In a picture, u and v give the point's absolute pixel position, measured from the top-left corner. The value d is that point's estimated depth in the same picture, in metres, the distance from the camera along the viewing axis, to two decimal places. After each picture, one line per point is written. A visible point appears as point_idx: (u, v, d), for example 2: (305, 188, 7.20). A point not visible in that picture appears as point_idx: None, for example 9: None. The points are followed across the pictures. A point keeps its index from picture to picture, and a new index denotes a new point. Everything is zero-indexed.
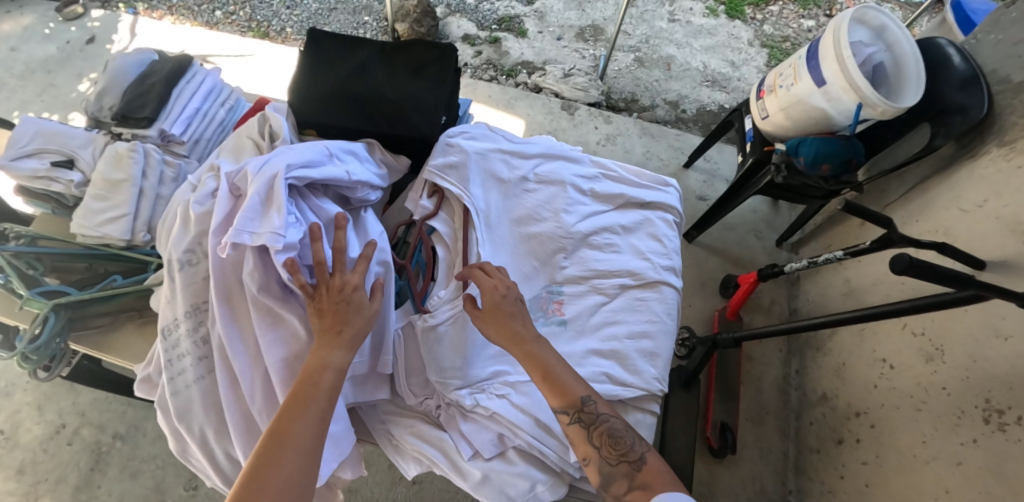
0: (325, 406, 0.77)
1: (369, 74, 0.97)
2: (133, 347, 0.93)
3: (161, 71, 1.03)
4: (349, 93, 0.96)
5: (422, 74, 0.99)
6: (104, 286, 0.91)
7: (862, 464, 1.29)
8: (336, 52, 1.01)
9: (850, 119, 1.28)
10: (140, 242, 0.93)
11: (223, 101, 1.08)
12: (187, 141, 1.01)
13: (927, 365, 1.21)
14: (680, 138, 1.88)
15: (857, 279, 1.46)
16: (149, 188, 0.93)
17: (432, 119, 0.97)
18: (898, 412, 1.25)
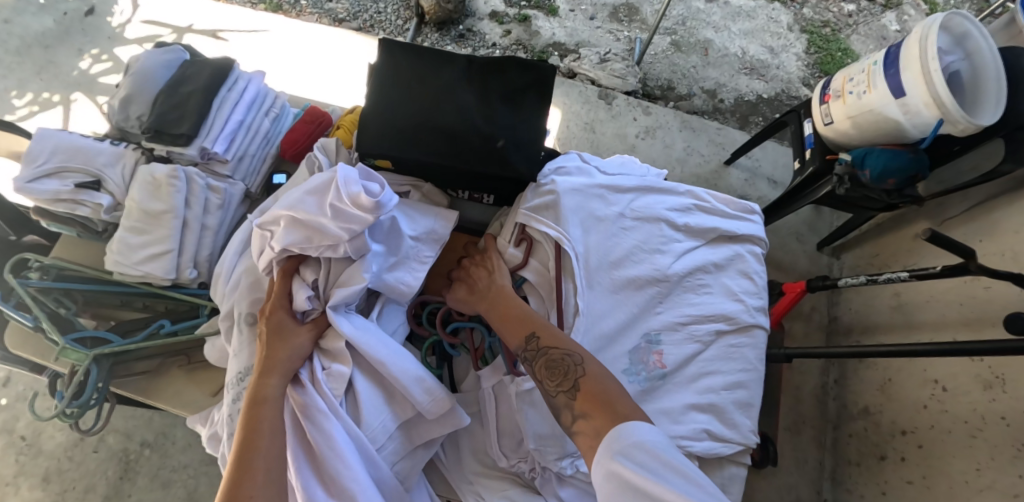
0: (271, 424, 0.80)
1: (457, 101, 0.90)
2: (180, 393, 0.89)
3: (198, 77, 0.91)
4: (438, 125, 0.88)
5: (517, 102, 0.92)
6: (151, 333, 0.85)
7: (908, 484, 1.28)
8: (417, 71, 0.93)
9: (926, 133, 1.23)
10: (186, 279, 0.86)
11: (267, 110, 0.97)
12: (231, 160, 0.91)
13: (984, 392, 1.18)
14: (722, 132, 1.80)
15: (907, 293, 1.41)
16: (193, 219, 0.86)
17: (527, 155, 0.90)
18: (950, 437, 1.22)
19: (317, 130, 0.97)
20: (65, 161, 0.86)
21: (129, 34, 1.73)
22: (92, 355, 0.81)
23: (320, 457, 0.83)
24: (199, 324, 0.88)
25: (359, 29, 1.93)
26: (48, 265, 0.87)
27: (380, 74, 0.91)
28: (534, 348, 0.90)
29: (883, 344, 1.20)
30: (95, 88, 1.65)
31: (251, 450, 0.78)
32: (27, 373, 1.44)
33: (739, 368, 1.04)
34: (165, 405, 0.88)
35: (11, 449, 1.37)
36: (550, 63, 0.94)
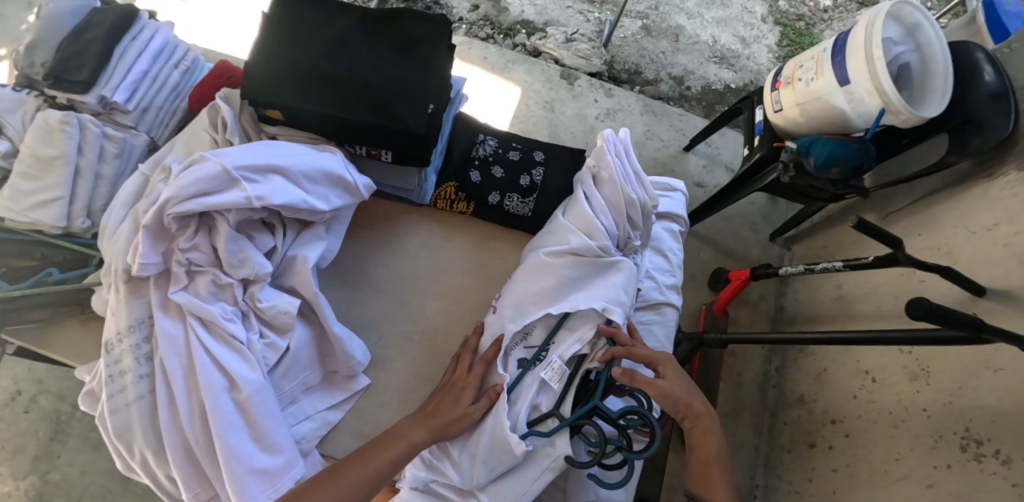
0: (394, 458, 0.86)
1: (348, 53, 0.88)
2: (74, 343, 0.91)
3: (103, 23, 0.89)
4: (327, 74, 0.86)
5: (409, 55, 0.90)
6: (39, 279, 0.85)
7: (832, 471, 1.28)
8: (310, 20, 0.91)
9: (870, 124, 1.23)
10: (78, 229, 0.84)
11: (176, 62, 0.96)
12: (133, 110, 0.91)
13: (910, 384, 1.18)
14: (683, 118, 1.79)
15: (848, 285, 1.41)
16: (86, 167, 0.84)
17: (416, 108, 0.87)
18: (875, 427, 1.23)
19: (224, 85, 0.95)
20: None
21: None
22: None
23: (251, 422, 0.83)
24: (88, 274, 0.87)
25: None
26: None
27: (272, 25, 0.89)
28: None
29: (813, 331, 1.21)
30: None
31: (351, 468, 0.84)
32: None
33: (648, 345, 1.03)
34: (60, 355, 0.91)
35: None
36: (448, 17, 0.94)
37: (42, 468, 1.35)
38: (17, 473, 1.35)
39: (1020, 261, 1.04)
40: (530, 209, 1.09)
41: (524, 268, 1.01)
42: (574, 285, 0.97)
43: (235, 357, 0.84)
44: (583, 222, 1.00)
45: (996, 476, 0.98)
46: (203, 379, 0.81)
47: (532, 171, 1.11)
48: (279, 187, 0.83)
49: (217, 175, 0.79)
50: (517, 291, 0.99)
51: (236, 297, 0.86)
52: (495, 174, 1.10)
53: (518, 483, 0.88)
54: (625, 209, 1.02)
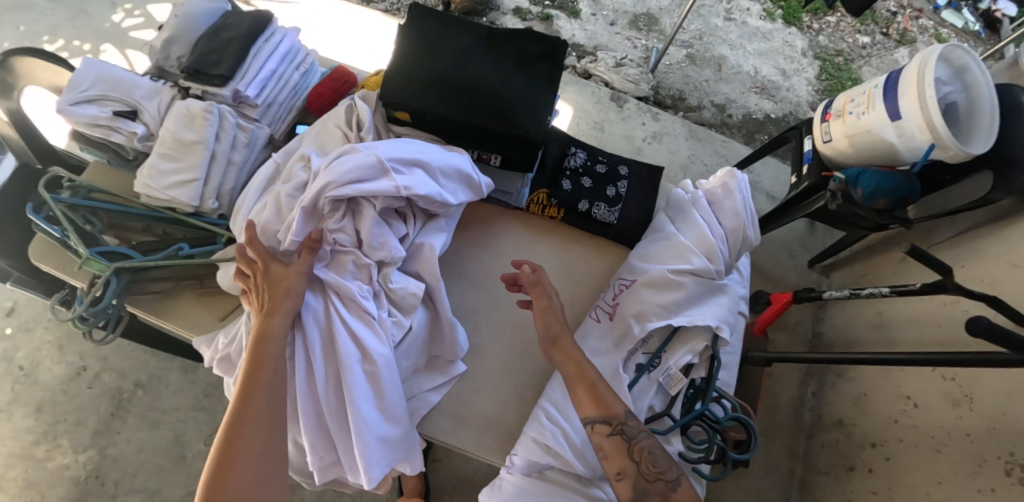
0: (271, 366, 0.84)
1: (477, 66, 0.96)
2: (191, 315, 0.93)
3: (238, 27, 0.95)
4: (459, 84, 0.94)
5: (531, 72, 0.98)
6: (170, 254, 0.88)
7: (872, 494, 1.32)
8: (441, 34, 0.99)
9: (918, 157, 1.29)
10: (207, 209, 0.91)
11: (298, 65, 1.02)
12: (260, 105, 0.96)
13: (952, 409, 1.22)
14: (727, 144, 1.86)
15: (889, 313, 1.46)
16: (221, 152, 0.90)
17: (537, 117, 0.94)
18: (916, 451, 1.27)
19: (342, 87, 1.03)
20: (106, 90, 0.90)
21: None
22: (114, 267, 0.83)
23: (378, 391, 0.88)
24: (217, 251, 0.91)
25: (386, 11, 1.94)
26: (80, 185, 0.90)
27: (410, 39, 0.97)
28: (632, 424, 0.87)
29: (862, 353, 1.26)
30: (125, 41, 1.74)
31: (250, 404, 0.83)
32: (32, 306, 1.51)
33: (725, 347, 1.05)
34: (174, 326, 0.92)
35: (8, 377, 1.43)
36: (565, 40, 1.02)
37: (101, 443, 1.40)
38: (77, 447, 1.39)
39: None
40: (616, 217, 1.14)
41: (644, 279, 1.00)
42: (691, 302, 0.98)
43: (368, 330, 0.89)
44: (706, 244, 1.00)
45: None
46: (341, 348, 0.86)
47: (617, 183, 1.17)
48: (419, 179, 0.89)
49: (371, 166, 0.86)
50: (638, 301, 0.98)
51: (371, 277, 0.91)
52: (585, 184, 1.15)
53: None
54: (741, 242, 1.03)
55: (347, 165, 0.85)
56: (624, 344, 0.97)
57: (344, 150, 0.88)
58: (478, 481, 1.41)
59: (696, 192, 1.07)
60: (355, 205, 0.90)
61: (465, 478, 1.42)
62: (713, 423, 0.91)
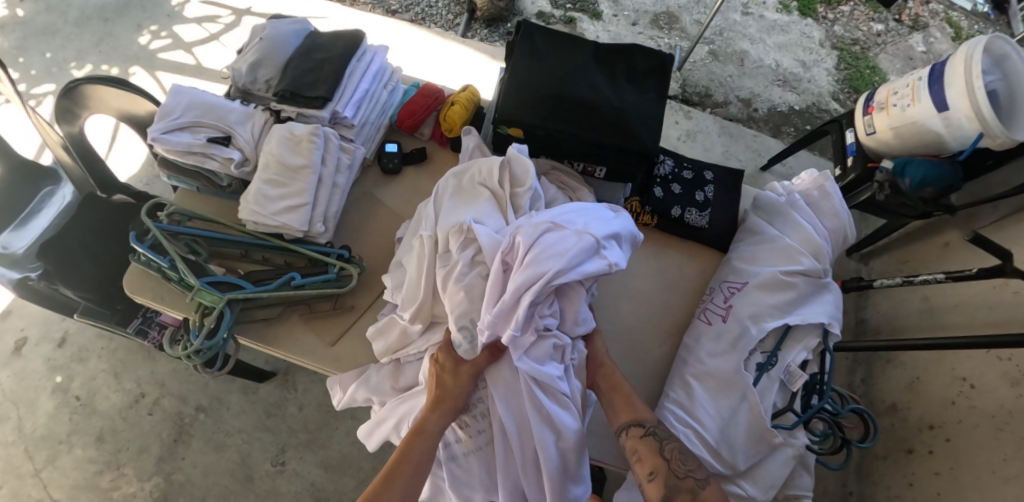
0: (416, 460, 0.85)
1: (591, 80, 1.00)
2: (300, 341, 0.94)
3: (333, 47, 1.00)
4: (577, 98, 0.97)
5: (642, 85, 1.03)
6: (284, 284, 0.91)
7: (935, 474, 1.35)
8: (554, 50, 1.03)
9: (965, 146, 1.32)
10: (315, 233, 0.94)
11: (387, 84, 1.08)
12: (356, 126, 1.01)
13: (1012, 389, 1.25)
14: (758, 139, 1.89)
15: (936, 298, 1.50)
16: (326, 176, 0.95)
17: (652, 131, 0.98)
18: (977, 431, 1.30)
19: (433, 104, 1.07)
20: (198, 117, 0.93)
21: (189, 12, 1.82)
22: (227, 299, 0.86)
23: (570, 464, 0.86)
24: (328, 281, 0.93)
25: (412, 21, 1.94)
26: (182, 212, 0.94)
27: (522, 57, 1.02)
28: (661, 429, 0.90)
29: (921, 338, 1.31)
30: (154, 62, 1.72)
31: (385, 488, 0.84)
32: (82, 335, 1.49)
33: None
34: (284, 351, 0.93)
35: (65, 408, 1.41)
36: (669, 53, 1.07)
37: (165, 469, 1.38)
38: (142, 474, 1.37)
39: None
40: (707, 221, 1.13)
41: (756, 281, 1.01)
42: (802, 300, 0.99)
43: (564, 410, 0.86)
44: (813, 246, 1.02)
45: None
46: (538, 432, 0.84)
47: (705, 188, 1.16)
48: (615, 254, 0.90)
49: (587, 248, 0.86)
50: (752, 302, 0.99)
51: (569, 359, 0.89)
52: (675, 190, 1.14)
53: (772, 471, 0.92)
54: (839, 240, 1.07)
55: (562, 251, 0.84)
56: (740, 345, 0.97)
57: (541, 227, 0.87)
58: None
59: (791, 195, 1.10)
60: (564, 289, 0.89)
61: None
62: (832, 415, 0.96)
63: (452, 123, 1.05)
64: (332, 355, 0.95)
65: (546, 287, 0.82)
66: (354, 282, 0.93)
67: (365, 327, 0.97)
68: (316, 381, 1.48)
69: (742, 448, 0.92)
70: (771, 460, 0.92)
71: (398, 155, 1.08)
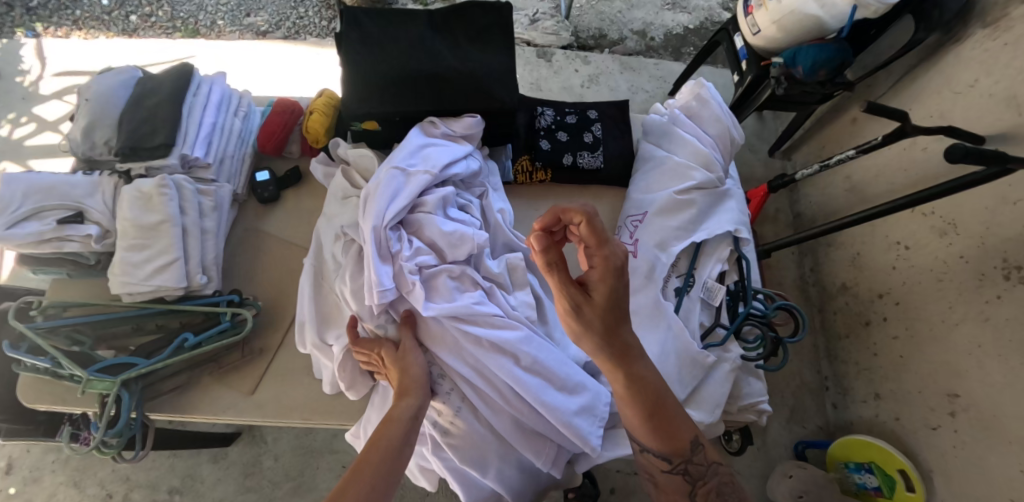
0: (387, 454, 0.75)
1: (431, 48, 0.98)
2: (215, 399, 0.93)
3: (162, 89, 0.96)
4: (422, 72, 0.95)
5: (485, 40, 1.01)
6: (177, 347, 0.88)
7: (894, 339, 1.40)
8: (385, 27, 0.99)
9: (844, 22, 1.34)
10: (197, 285, 0.91)
11: (236, 111, 1.05)
12: (213, 164, 0.98)
13: (941, 240, 1.31)
14: (660, 66, 1.87)
15: (857, 175, 1.53)
16: (191, 225, 0.92)
17: (508, 87, 0.99)
18: (921, 287, 1.35)
19: (290, 119, 1.05)
20: (39, 202, 0.88)
21: (44, 89, 1.69)
22: (119, 381, 0.84)
23: (551, 377, 0.88)
24: (224, 331, 0.91)
25: (285, 38, 1.84)
26: (53, 304, 0.91)
27: (351, 41, 0.97)
28: (699, 460, 0.85)
29: (844, 217, 1.31)
30: (23, 153, 1.60)
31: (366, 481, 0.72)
32: (26, 455, 1.40)
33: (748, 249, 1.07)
34: (203, 414, 0.92)
35: None
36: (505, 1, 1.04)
37: None
38: None
39: (1007, 105, 1.18)
40: (601, 161, 1.12)
41: (655, 209, 1.05)
42: (702, 215, 1.04)
43: (501, 330, 0.89)
44: (703, 158, 1.06)
45: None
46: (491, 361, 0.87)
47: (591, 127, 1.14)
48: (430, 156, 0.93)
49: (395, 175, 0.90)
50: (656, 230, 1.04)
51: (473, 279, 0.92)
52: (562, 138, 1.11)
53: (714, 390, 0.94)
54: (729, 145, 1.11)
55: (379, 202, 0.89)
56: (654, 274, 1.01)
57: (366, 189, 0.91)
58: None
59: (673, 112, 1.13)
60: (410, 220, 0.92)
61: None
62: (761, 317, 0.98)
63: (316, 134, 1.03)
64: (255, 404, 0.93)
65: (375, 233, 0.87)
66: (248, 325, 0.91)
67: (279, 366, 0.96)
68: (283, 428, 1.42)
69: (677, 372, 0.94)
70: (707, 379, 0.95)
71: (271, 182, 1.05)
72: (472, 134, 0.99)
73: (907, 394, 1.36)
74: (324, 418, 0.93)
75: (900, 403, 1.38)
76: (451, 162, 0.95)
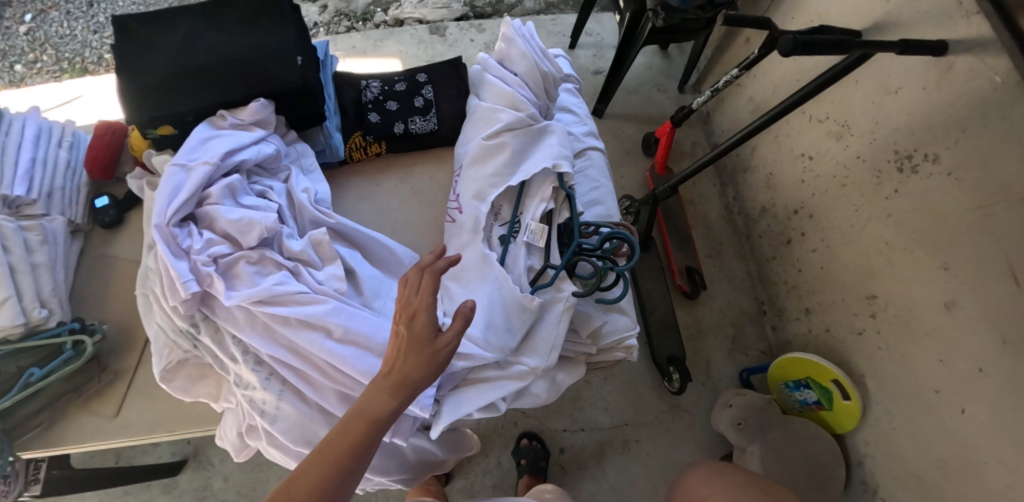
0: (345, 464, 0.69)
1: (204, 41, 0.93)
2: (82, 426, 0.96)
3: None
4: (194, 68, 0.91)
5: (258, 23, 0.96)
6: (24, 384, 0.89)
7: (813, 252, 1.39)
8: (155, 29, 0.95)
9: None
10: (37, 320, 0.92)
11: (59, 142, 1.07)
12: (39, 199, 1.00)
13: (839, 144, 1.29)
14: (557, 21, 1.82)
15: (758, 94, 1.50)
16: (19, 261, 0.92)
17: (295, 65, 0.94)
18: (828, 196, 1.33)
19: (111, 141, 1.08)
20: None
21: None
22: None
23: (366, 345, 0.81)
24: (71, 357, 0.92)
25: None
26: None
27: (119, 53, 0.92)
28: None
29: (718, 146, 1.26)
30: None
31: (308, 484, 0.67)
32: None
33: (588, 189, 0.98)
34: (75, 443, 0.95)
35: None
36: None
37: None
38: None
39: None
40: (435, 123, 1.07)
41: (469, 159, 0.98)
42: (519, 156, 0.96)
43: (303, 305, 0.82)
44: (508, 98, 0.99)
45: (933, 176, 1.11)
46: (300, 339, 0.81)
47: (422, 91, 1.10)
48: (213, 145, 0.88)
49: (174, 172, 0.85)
50: (472, 181, 0.96)
51: (274, 261, 0.86)
52: (391, 107, 1.07)
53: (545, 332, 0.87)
54: (543, 82, 1.03)
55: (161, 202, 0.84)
56: (477, 227, 0.94)
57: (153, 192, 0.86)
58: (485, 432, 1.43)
59: (484, 59, 1.06)
60: (199, 215, 0.87)
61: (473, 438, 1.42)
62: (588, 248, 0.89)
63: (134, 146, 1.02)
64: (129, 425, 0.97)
65: (160, 233, 0.81)
66: (90, 349, 0.93)
67: (140, 384, 0.99)
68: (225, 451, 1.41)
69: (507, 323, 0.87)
70: (543, 322, 0.89)
71: (111, 205, 1.09)
72: (265, 119, 0.94)
73: (832, 304, 1.35)
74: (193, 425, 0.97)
75: (828, 314, 1.37)
76: (236, 151, 0.89)
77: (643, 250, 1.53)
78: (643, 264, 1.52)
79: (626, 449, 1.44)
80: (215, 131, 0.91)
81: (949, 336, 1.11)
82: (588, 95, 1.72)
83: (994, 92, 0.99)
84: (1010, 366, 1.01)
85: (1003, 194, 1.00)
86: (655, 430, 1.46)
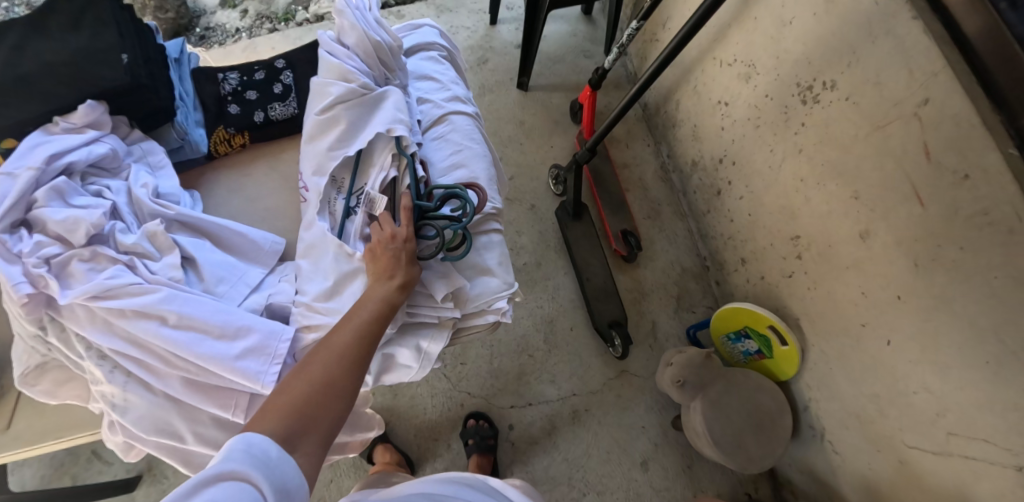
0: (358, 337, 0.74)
1: (24, 52, 0.87)
2: None
3: None
4: (17, 78, 0.85)
5: (78, 26, 0.90)
6: None
7: (739, 200, 1.37)
8: None
9: None
10: None
11: None
12: None
13: (749, 85, 1.27)
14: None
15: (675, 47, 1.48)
16: None
17: (127, 64, 0.90)
18: (746, 140, 1.31)
19: None
20: None
21: None
22: None
23: (204, 327, 0.78)
24: None
25: None
26: None
27: None
28: None
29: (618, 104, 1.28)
30: None
31: (315, 375, 0.70)
32: None
33: (448, 152, 0.93)
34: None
35: None
36: None
37: None
38: None
39: None
40: (296, 107, 1.06)
41: (306, 136, 0.92)
42: (355, 128, 0.90)
43: (141, 297, 0.78)
44: (337, 71, 0.90)
45: (833, 103, 1.08)
46: (139, 331, 0.76)
47: (281, 76, 1.07)
48: (45, 147, 0.83)
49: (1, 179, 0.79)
50: (311, 158, 0.91)
51: (112, 256, 0.81)
52: (249, 96, 1.05)
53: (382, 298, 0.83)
54: (378, 52, 0.94)
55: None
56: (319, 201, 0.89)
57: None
58: (433, 416, 1.42)
59: None
60: (31, 221, 0.81)
61: (422, 423, 1.42)
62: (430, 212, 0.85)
63: None
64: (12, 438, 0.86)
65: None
66: None
67: None
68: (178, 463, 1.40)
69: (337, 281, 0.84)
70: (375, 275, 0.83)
71: None
72: (100, 121, 0.89)
73: (763, 250, 1.33)
74: (76, 431, 0.87)
75: (761, 261, 1.35)
76: (63, 151, 0.83)
77: (576, 218, 1.52)
78: (576, 232, 1.51)
79: (576, 419, 1.42)
80: (47, 137, 0.85)
81: (867, 267, 1.06)
82: (513, 70, 1.71)
83: (876, 7, 0.96)
84: (924, 290, 0.96)
85: (898, 110, 0.95)
86: (603, 398, 1.44)
